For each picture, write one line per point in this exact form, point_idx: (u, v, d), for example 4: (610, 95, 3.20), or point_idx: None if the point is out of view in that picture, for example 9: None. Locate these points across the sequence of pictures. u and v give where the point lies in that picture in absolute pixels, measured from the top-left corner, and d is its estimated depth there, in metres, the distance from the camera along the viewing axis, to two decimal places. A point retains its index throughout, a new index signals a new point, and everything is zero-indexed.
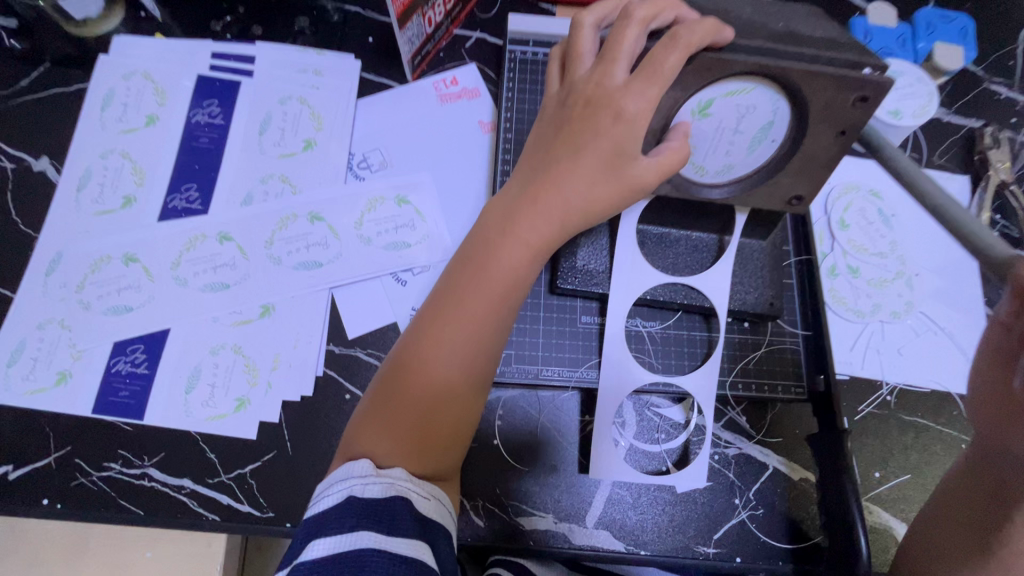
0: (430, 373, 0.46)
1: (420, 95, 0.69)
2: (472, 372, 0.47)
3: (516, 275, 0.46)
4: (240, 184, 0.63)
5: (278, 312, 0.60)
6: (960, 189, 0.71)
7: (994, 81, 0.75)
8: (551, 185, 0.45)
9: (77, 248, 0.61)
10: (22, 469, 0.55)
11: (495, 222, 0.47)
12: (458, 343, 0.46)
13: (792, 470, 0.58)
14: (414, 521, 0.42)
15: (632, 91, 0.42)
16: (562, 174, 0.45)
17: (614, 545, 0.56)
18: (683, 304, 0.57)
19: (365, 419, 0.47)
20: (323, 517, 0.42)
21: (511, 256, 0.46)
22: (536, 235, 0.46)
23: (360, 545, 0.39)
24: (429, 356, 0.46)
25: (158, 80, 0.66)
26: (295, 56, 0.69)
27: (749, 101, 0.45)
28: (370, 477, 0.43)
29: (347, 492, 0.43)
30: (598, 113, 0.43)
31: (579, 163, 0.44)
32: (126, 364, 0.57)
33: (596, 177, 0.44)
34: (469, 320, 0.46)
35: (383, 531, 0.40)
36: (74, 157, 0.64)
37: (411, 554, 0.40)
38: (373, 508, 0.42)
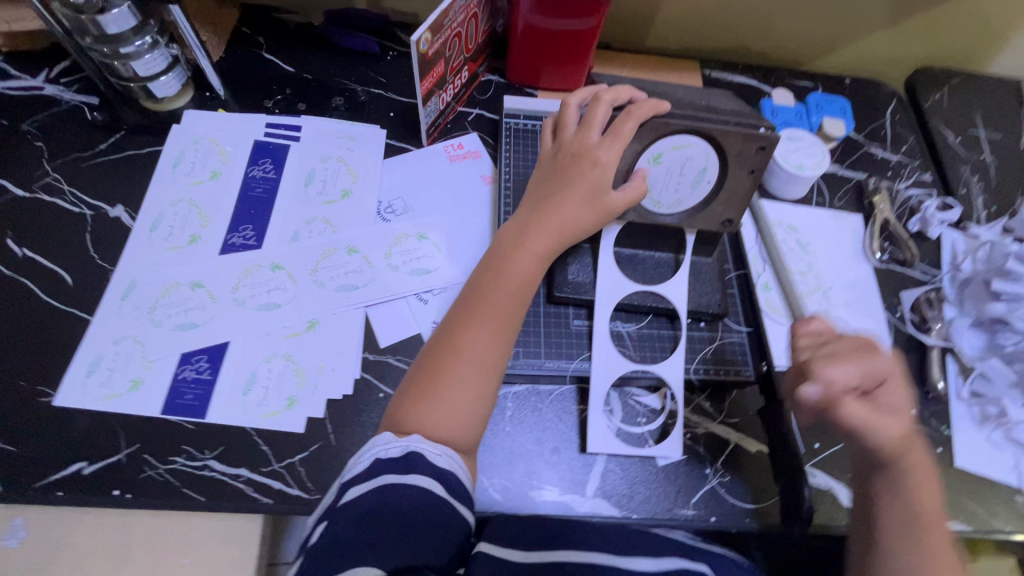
0: (462, 353, 0.56)
1: (434, 156, 0.86)
2: (495, 356, 0.57)
3: (525, 280, 0.60)
4: (290, 224, 0.77)
5: (322, 326, 0.72)
6: (857, 224, 0.91)
7: (872, 145, 0.98)
8: (550, 211, 0.61)
9: (149, 277, 0.72)
10: (96, 465, 0.62)
11: (509, 239, 0.61)
12: (484, 330, 0.57)
13: (747, 442, 0.71)
14: (430, 466, 0.50)
15: (604, 147, 0.60)
16: (558, 203, 0.61)
17: (611, 511, 0.67)
18: (652, 306, 0.72)
19: (401, 397, 0.55)
20: (355, 473, 0.50)
21: (523, 263, 0.60)
22: (541, 248, 0.60)
23: (387, 483, 0.48)
24: (461, 341, 0.56)
25: (222, 144, 0.82)
26: (333, 126, 0.86)
27: (688, 152, 0.63)
28: (391, 442, 0.51)
29: (372, 457, 0.50)
30: (581, 161, 0.61)
31: (569, 193, 0.61)
32: (191, 371, 0.67)
33: (582, 205, 0.61)
34: (492, 312, 0.58)
35: (401, 474, 0.48)
36: (148, 205, 0.77)
37: (429, 489, 0.48)
38: (392, 462, 0.50)
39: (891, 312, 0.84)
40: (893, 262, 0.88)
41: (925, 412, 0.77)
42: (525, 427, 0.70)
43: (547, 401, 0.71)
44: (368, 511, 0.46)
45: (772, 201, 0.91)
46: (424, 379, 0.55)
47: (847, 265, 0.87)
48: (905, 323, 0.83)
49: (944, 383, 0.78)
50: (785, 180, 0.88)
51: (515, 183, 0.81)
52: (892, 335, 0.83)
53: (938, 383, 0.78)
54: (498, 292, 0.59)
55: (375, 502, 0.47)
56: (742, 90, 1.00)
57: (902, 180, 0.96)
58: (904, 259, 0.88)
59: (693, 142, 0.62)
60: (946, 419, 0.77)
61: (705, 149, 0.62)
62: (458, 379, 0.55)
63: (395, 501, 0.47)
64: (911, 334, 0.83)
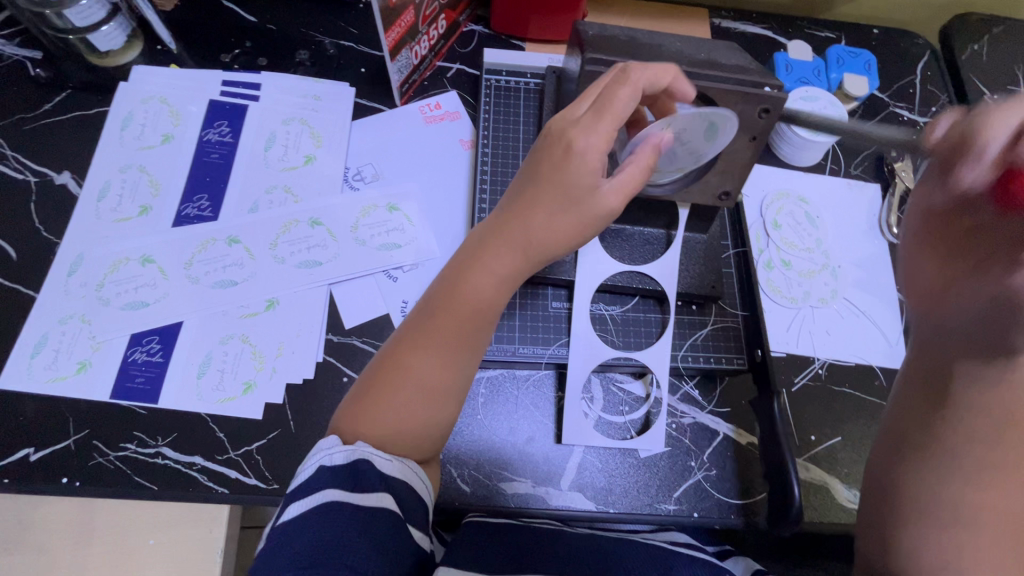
0: (408, 369, 0.50)
1: (407, 117, 0.78)
2: (446, 382, 0.51)
3: (489, 293, 0.53)
4: (248, 193, 0.71)
5: (282, 305, 0.67)
6: (874, 195, 0.82)
7: (897, 105, 0.88)
8: (524, 225, 0.52)
9: (97, 251, 0.67)
10: (44, 450, 0.60)
11: (472, 250, 0.54)
12: (435, 348, 0.51)
13: (739, 434, 0.66)
14: (376, 477, 0.45)
15: (585, 129, 0.50)
16: (530, 213, 0.52)
17: (587, 505, 0.63)
18: (638, 288, 0.66)
19: (349, 405, 0.50)
20: (298, 486, 0.45)
21: (484, 284, 0.52)
22: (506, 268, 0.53)
23: (326, 500, 0.43)
24: (409, 357, 0.50)
25: (174, 104, 0.75)
26: (296, 83, 0.78)
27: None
28: (336, 447, 0.46)
29: (317, 463, 0.46)
30: (556, 153, 0.51)
31: (551, 207, 0.51)
32: (142, 353, 0.63)
33: (556, 212, 0.51)
34: (449, 327, 0.51)
35: (347, 489, 0.44)
36: (95, 171, 0.71)
37: (375, 504, 0.43)
38: (340, 472, 0.45)
39: (905, 293, 0.77)
40: None
41: None
42: (498, 415, 0.66)
43: (523, 387, 0.67)
44: (305, 533, 0.41)
45: (781, 168, 0.82)
46: (366, 389, 0.50)
47: (860, 241, 0.79)
48: None
49: None
50: (796, 146, 0.79)
51: (494, 148, 0.73)
52: (904, 318, 0.76)
53: None
54: (451, 309, 0.52)
55: (311, 523, 0.41)
56: (755, 43, 0.89)
57: None
58: None
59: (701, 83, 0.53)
60: None
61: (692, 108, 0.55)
62: (401, 400, 0.49)
63: (335, 522, 0.41)
64: None
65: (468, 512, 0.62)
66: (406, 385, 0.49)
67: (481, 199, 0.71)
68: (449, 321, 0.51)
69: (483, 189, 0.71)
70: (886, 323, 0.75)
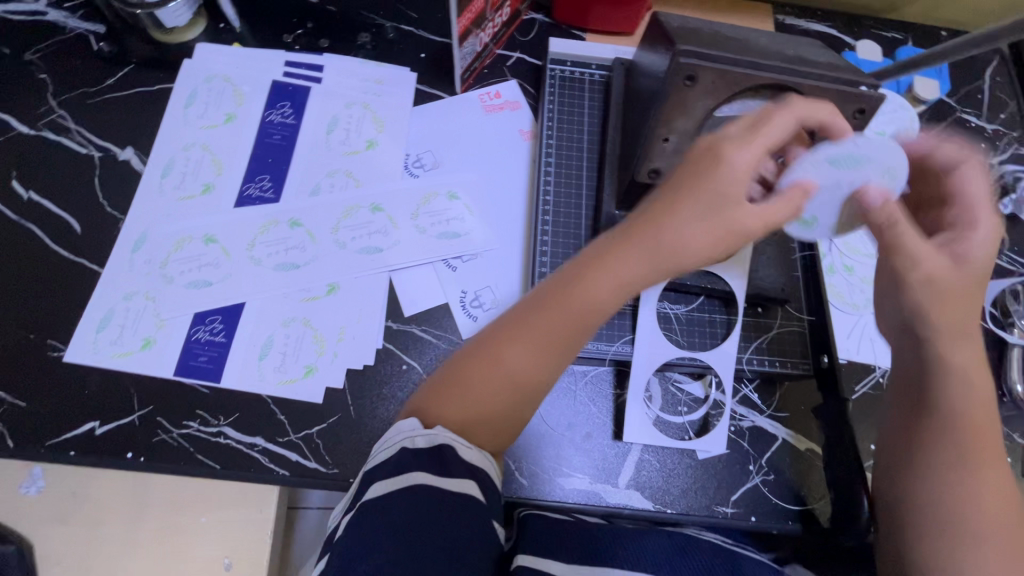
0: (499, 364, 0.47)
1: (468, 106, 0.77)
2: (533, 378, 0.47)
3: (602, 298, 0.47)
4: (310, 176, 0.71)
5: (343, 290, 0.67)
6: None
7: (965, 111, 0.86)
8: (659, 232, 0.46)
9: (161, 228, 0.67)
10: (109, 425, 0.60)
11: (594, 251, 0.48)
12: (528, 343, 0.47)
13: (798, 440, 0.65)
14: (462, 464, 0.44)
15: (739, 148, 0.45)
16: (667, 220, 0.46)
17: (645, 504, 0.62)
18: (706, 287, 0.65)
19: (433, 387, 0.48)
20: (380, 464, 0.44)
21: (603, 287, 0.46)
22: (629, 273, 0.46)
23: (414, 483, 0.42)
24: (503, 349, 0.47)
25: (237, 83, 0.74)
26: (358, 67, 0.77)
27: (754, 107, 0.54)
28: (418, 431, 0.45)
29: (398, 445, 0.44)
30: (702, 164, 0.46)
31: (695, 215, 0.45)
32: (205, 332, 0.63)
33: (697, 225, 0.45)
34: (552, 323, 0.47)
35: (433, 473, 0.43)
36: (159, 148, 0.71)
37: (461, 493, 0.42)
38: (422, 455, 0.43)
39: None
40: None
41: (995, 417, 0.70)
42: (555, 410, 0.65)
43: (581, 381, 0.66)
44: (393, 513, 0.40)
45: None
46: (453, 375, 0.48)
47: None
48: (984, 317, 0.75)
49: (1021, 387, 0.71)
50: None
51: (558, 139, 0.72)
52: None
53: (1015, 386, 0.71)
54: (553, 304, 0.47)
55: (399, 505, 0.41)
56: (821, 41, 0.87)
57: (997, 153, 0.84)
58: None
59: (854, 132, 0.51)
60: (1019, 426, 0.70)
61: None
62: (484, 394, 0.46)
63: (421, 506, 0.41)
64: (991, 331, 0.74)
65: (523, 505, 0.62)
66: (493, 378, 0.47)
67: (545, 191, 0.70)
68: (549, 319, 0.46)
69: (546, 181, 0.70)
70: None
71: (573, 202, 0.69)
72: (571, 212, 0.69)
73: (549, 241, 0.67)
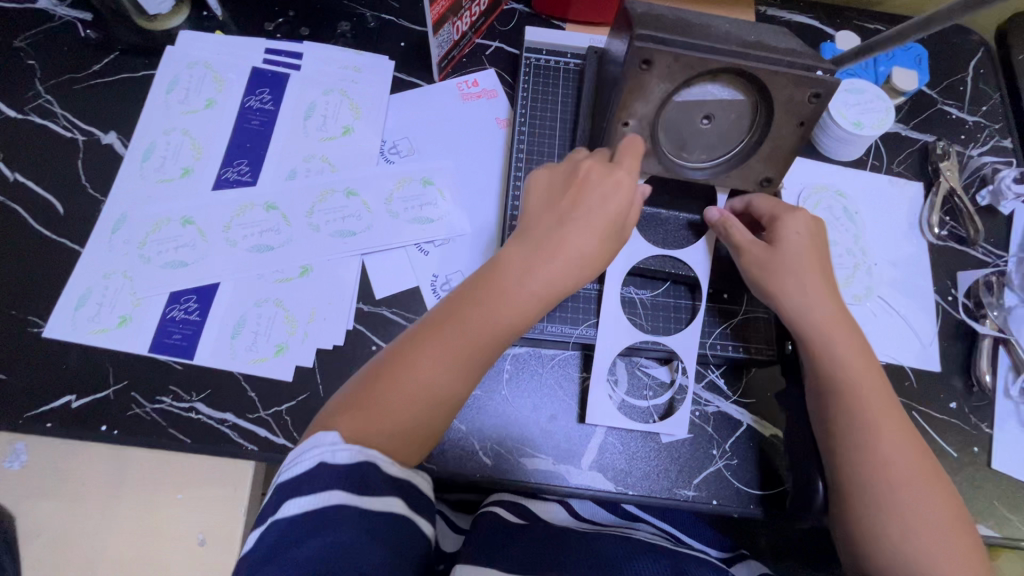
0: (419, 375, 0.49)
1: (445, 94, 0.78)
2: (455, 384, 0.50)
3: (519, 301, 0.53)
4: (286, 161, 0.72)
5: (316, 272, 0.68)
6: (916, 193, 0.80)
7: (946, 103, 0.85)
8: (558, 241, 0.54)
9: (140, 210, 0.69)
10: (85, 398, 0.62)
11: (501, 254, 0.55)
12: (448, 351, 0.50)
13: (762, 426, 0.66)
14: (386, 480, 0.44)
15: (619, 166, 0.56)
16: (564, 225, 0.55)
17: (606, 486, 0.63)
18: (670, 272, 0.66)
19: (352, 401, 0.48)
20: (297, 481, 0.42)
21: (516, 284, 0.53)
22: (535, 266, 0.54)
23: (335, 502, 0.41)
24: (423, 357, 0.50)
25: (218, 70, 0.76)
26: (337, 54, 0.78)
27: (712, 93, 0.55)
28: (340, 444, 0.43)
29: (317, 459, 0.43)
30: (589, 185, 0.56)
31: (576, 220, 0.55)
32: (180, 311, 0.65)
33: (587, 230, 0.55)
34: (469, 332, 0.51)
35: (355, 492, 0.42)
36: (140, 132, 0.73)
37: (385, 509, 0.42)
38: (345, 473, 0.42)
39: (941, 295, 0.75)
40: (952, 240, 0.78)
41: (964, 407, 0.70)
42: (522, 392, 0.66)
43: (548, 365, 0.67)
44: (310, 537, 0.39)
45: (820, 162, 0.80)
46: (368, 390, 0.48)
47: (899, 240, 0.77)
48: (957, 308, 0.75)
49: (991, 378, 0.71)
50: (838, 140, 0.77)
51: (531, 127, 0.73)
52: (939, 320, 0.74)
53: (984, 376, 0.70)
54: (476, 321, 0.52)
55: (317, 527, 0.40)
56: (802, 32, 0.87)
57: (977, 145, 0.83)
58: (966, 236, 0.78)
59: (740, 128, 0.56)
60: (988, 416, 0.70)
61: (733, 91, 0.55)
62: (407, 397, 0.48)
63: (342, 526, 0.40)
64: (961, 321, 0.74)
65: (487, 485, 0.63)
66: (415, 390, 0.49)
67: (516, 177, 0.71)
68: (473, 325, 0.51)
69: (518, 167, 0.71)
70: (921, 325, 0.73)
71: None
72: None
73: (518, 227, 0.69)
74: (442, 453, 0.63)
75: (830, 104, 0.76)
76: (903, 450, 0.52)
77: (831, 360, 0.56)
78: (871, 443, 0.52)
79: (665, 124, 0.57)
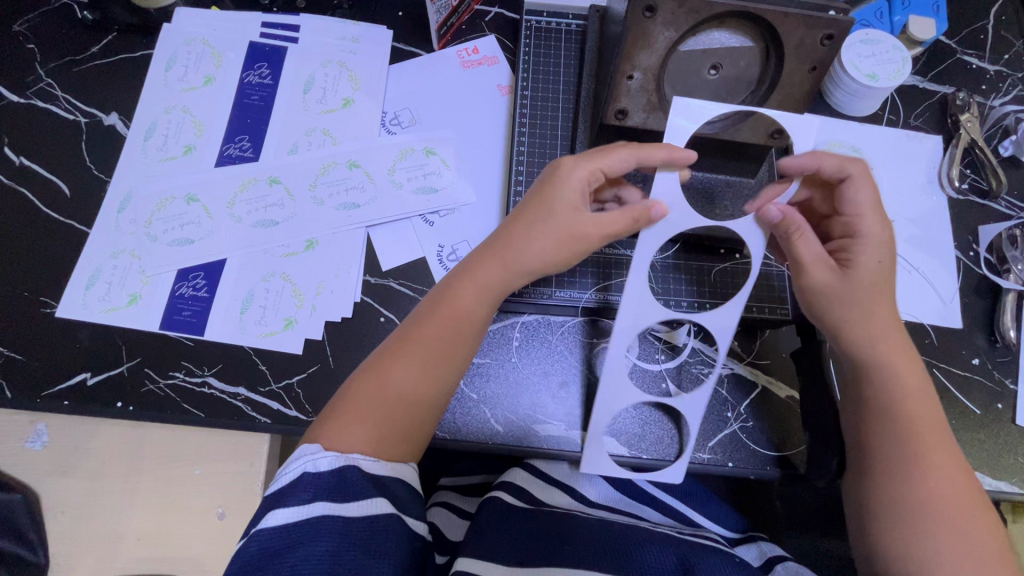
0: (386, 390, 0.51)
1: (445, 62, 0.77)
2: (425, 385, 0.52)
3: (476, 308, 0.55)
4: (288, 135, 0.72)
5: (321, 246, 0.68)
6: (934, 147, 0.77)
7: (966, 53, 0.81)
8: (519, 254, 0.55)
9: (144, 189, 0.69)
10: (99, 376, 0.62)
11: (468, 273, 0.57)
12: (414, 364, 0.52)
13: (778, 387, 0.65)
14: (367, 484, 0.45)
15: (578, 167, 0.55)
16: (522, 237, 0.55)
17: (619, 450, 0.63)
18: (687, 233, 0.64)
19: (331, 421, 0.49)
20: (280, 491, 0.44)
21: (478, 299, 0.55)
22: (491, 281, 0.55)
23: (317, 514, 0.42)
24: (390, 369, 0.52)
25: (215, 46, 0.75)
26: (334, 26, 0.77)
27: (719, 41, 0.54)
28: (319, 452, 0.45)
29: (301, 468, 0.45)
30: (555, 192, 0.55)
31: (541, 232, 0.55)
32: (188, 288, 0.65)
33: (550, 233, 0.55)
34: (433, 338, 0.53)
35: (336, 500, 0.43)
36: (141, 112, 0.72)
37: (370, 514, 0.43)
38: (327, 480, 0.44)
39: (962, 251, 0.73)
40: (973, 193, 0.75)
41: (988, 363, 0.68)
42: (531, 359, 0.66)
43: (557, 332, 0.67)
44: (297, 548, 0.40)
45: (834, 118, 0.78)
46: (348, 405, 0.50)
47: (917, 196, 0.75)
48: (978, 263, 0.72)
49: (1015, 333, 0.69)
50: (853, 94, 0.75)
51: (534, 91, 0.72)
52: (960, 276, 0.72)
53: (1008, 332, 0.68)
54: (442, 334, 0.53)
55: (304, 536, 0.41)
56: None
57: (998, 95, 0.79)
58: (988, 189, 0.75)
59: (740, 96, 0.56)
60: (1012, 372, 0.68)
61: (741, 38, 0.53)
62: (383, 407, 0.50)
63: (328, 534, 0.41)
64: (983, 276, 0.72)
65: (498, 452, 0.63)
66: (381, 404, 0.50)
67: (519, 143, 0.70)
68: (436, 330, 0.53)
69: (521, 133, 0.70)
70: (941, 281, 0.71)
71: (548, 153, 0.69)
72: (546, 163, 0.69)
73: (523, 192, 0.68)
74: (453, 421, 0.63)
75: (843, 55, 0.73)
76: (948, 488, 0.48)
77: (891, 392, 0.51)
78: (904, 463, 0.49)
79: (671, 77, 0.56)
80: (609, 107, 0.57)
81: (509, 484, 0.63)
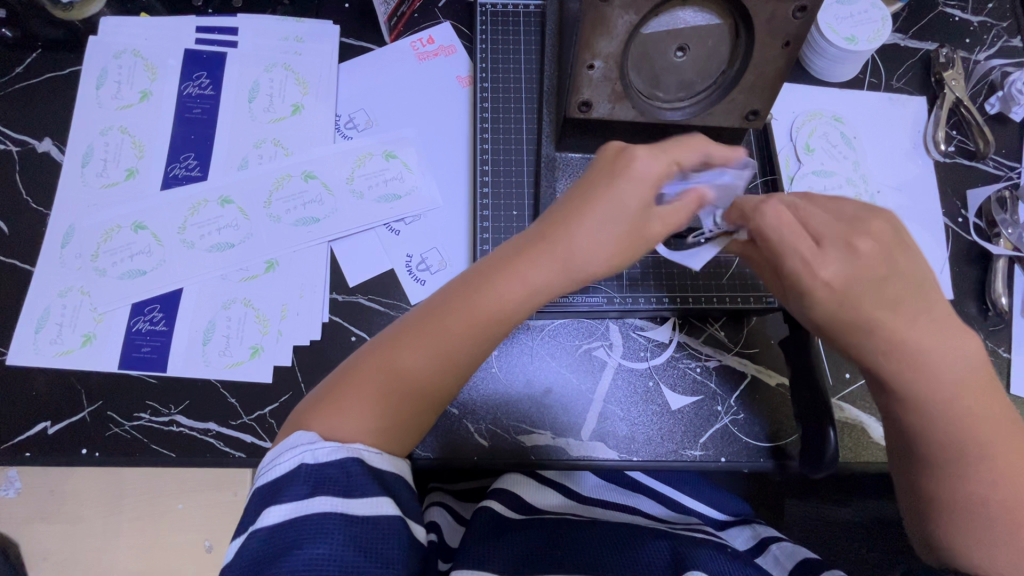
0: (389, 369, 0.45)
1: (398, 55, 0.71)
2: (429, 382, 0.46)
3: (504, 309, 0.45)
4: (236, 149, 0.68)
5: (282, 266, 0.64)
6: (918, 109, 0.74)
7: (948, 5, 0.77)
8: (566, 237, 0.44)
9: (87, 220, 0.65)
10: (60, 424, 0.59)
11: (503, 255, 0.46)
12: (428, 352, 0.46)
13: (767, 376, 0.63)
14: (370, 479, 0.42)
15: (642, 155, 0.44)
16: (575, 218, 0.44)
17: (609, 454, 0.61)
18: None
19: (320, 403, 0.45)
20: (276, 485, 0.41)
21: (512, 291, 0.45)
22: (538, 278, 0.45)
23: (318, 510, 0.40)
24: (402, 360, 0.45)
25: (148, 57, 0.70)
26: (275, 24, 0.72)
27: (684, 21, 0.50)
28: (318, 442, 0.42)
29: (300, 459, 0.42)
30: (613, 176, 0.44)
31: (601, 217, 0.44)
32: (145, 322, 0.62)
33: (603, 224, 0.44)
34: (447, 333, 0.45)
35: (339, 494, 0.41)
36: (75, 136, 0.67)
37: (374, 513, 0.41)
38: (328, 473, 0.41)
39: (951, 218, 0.70)
40: (960, 155, 0.72)
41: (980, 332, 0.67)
42: (512, 366, 0.64)
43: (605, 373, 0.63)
44: (295, 549, 0.38)
45: (814, 87, 0.74)
46: (345, 384, 0.45)
47: (903, 162, 0.72)
48: (968, 230, 0.70)
49: (1007, 300, 0.67)
50: (832, 59, 0.71)
51: (495, 83, 0.67)
52: (950, 244, 0.69)
53: (1000, 299, 0.66)
54: (465, 322, 0.45)
55: (304, 535, 0.39)
56: None
57: (982, 49, 0.75)
58: (975, 150, 0.72)
59: (709, 78, 0.53)
60: (1006, 340, 0.66)
61: (708, 15, 0.49)
62: (371, 398, 0.45)
63: (328, 534, 0.39)
64: (973, 243, 0.69)
65: (485, 464, 0.61)
66: (384, 386, 0.45)
67: (482, 140, 0.65)
68: (457, 322, 0.45)
69: (484, 130, 0.66)
70: (931, 251, 0.69)
71: (513, 149, 0.65)
72: (511, 160, 0.65)
73: (490, 194, 0.64)
74: (437, 438, 0.61)
75: (818, 19, 0.69)
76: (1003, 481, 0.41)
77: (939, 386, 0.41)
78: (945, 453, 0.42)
79: (635, 63, 0.52)
80: (570, 99, 0.53)
81: (497, 489, 0.61)
